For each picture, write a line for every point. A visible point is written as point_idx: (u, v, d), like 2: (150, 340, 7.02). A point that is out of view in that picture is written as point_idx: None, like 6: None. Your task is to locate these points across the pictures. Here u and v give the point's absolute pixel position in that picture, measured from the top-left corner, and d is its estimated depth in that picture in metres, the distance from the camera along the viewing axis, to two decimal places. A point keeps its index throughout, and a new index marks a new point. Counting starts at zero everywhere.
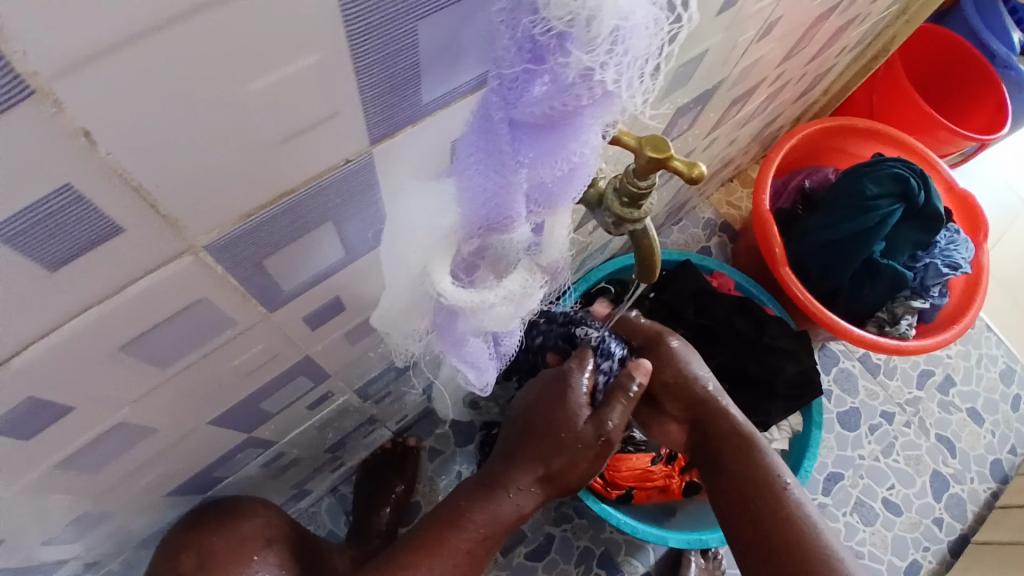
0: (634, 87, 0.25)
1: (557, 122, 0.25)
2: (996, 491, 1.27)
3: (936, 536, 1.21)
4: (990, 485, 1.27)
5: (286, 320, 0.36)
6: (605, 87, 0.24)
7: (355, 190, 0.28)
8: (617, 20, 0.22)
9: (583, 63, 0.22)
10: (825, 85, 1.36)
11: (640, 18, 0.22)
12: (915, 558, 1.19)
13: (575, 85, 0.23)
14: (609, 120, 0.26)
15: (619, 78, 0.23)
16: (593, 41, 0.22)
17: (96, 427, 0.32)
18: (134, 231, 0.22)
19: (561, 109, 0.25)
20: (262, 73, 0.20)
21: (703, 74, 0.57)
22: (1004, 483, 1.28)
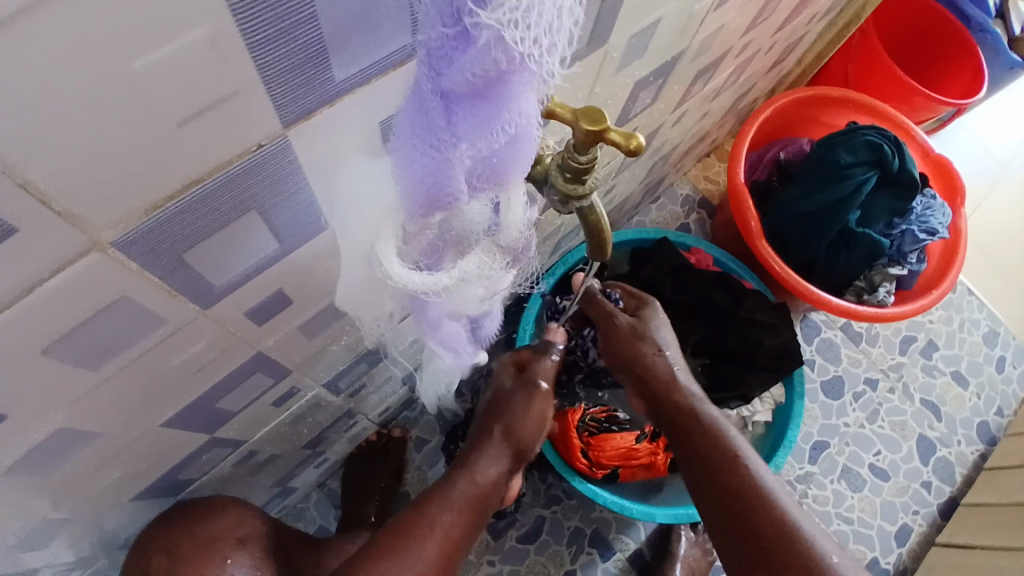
0: (553, 48, 0.23)
1: (486, 90, 0.24)
2: (984, 453, 1.28)
3: (924, 499, 1.23)
4: (978, 447, 1.29)
5: (228, 315, 0.35)
6: (524, 50, 0.22)
7: (279, 175, 0.27)
8: None
9: (495, 26, 0.21)
10: (798, 54, 1.35)
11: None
12: (903, 521, 1.21)
13: (494, 48, 0.22)
14: (541, 80, 0.25)
15: (536, 39, 0.22)
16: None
17: (33, 434, 0.31)
18: (32, 229, 0.21)
19: (490, 73, 0.23)
20: (144, 53, 0.19)
21: (660, 45, 0.56)
22: (992, 445, 1.30)
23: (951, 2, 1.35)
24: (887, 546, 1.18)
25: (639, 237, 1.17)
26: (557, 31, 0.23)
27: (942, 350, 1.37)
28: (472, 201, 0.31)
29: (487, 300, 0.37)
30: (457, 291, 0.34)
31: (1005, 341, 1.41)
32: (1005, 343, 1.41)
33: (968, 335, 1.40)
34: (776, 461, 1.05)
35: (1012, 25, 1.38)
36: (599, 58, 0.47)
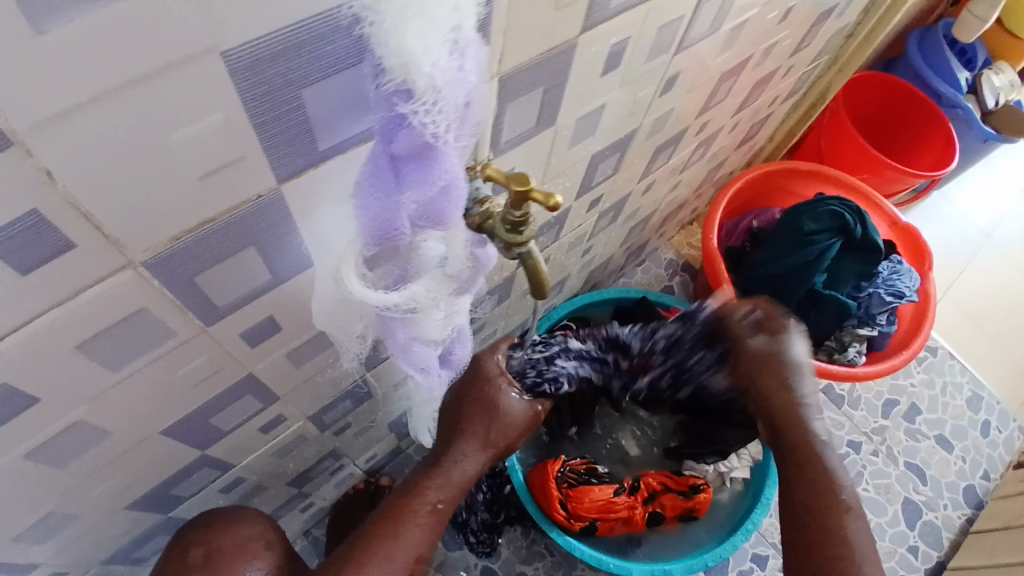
0: (462, 129, 0.32)
1: (419, 152, 0.32)
2: (971, 517, 1.29)
3: (911, 564, 1.23)
4: (965, 511, 1.30)
5: (224, 335, 0.42)
6: (440, 130, 0.31)
7: (272, 220, 0.36)
8: (431, 78, 0.28)
9: (415, 112, 0.29)
10: (767, 132, 1.48)
11: (448, 77, 0.29)
12: None
13: (418, 126, 0.30)
14: (460, 149, 0.33)
15: (449, 124, 0.31)
16: (418, 95, 0.29)
17: (53, 424, 0.37)
18: (84, 247, 0.29)
19: (420, 142, 0.31)
20: (179, 128, 0.27)
21: (611, 124, 0.66)
22: (979, 509, 1.30)
23: (922, 81, 1.49)
24: None
25: (622, 295, 1.28)
26: (464, 117, 0.32)
27: (925, 413, 1.40)
28: (422, 235, 0.38)
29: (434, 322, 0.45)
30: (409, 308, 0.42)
31: (990, 405, 1.45)
32: (989, 407, 1.44)
33: (951, 399, 1.44)
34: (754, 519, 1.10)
35: (985, 99, 1.51)
36: (550, 136, 0.56)
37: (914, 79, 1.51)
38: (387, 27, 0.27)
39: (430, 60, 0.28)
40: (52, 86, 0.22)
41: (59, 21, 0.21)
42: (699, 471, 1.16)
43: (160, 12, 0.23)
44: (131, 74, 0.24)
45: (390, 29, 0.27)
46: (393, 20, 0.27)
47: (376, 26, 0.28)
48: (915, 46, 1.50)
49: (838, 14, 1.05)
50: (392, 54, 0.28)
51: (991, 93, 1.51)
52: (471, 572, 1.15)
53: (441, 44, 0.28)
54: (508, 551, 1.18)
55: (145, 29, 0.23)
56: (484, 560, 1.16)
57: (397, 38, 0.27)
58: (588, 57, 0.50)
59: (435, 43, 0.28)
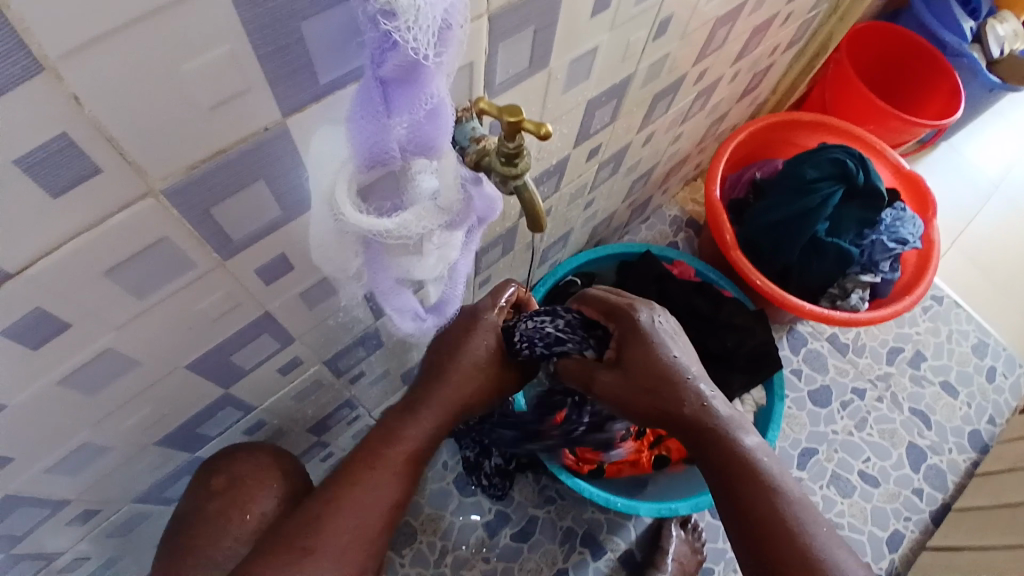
0: (446, 50, 0.34)
1: (406, 76, 0.34)
2: (976, 461, 1.32)
3: (916, 506, 1.26)
4: (970, 454, 1.33)
5: (240, 270, 0.45)
6: (425, 51, 0.32)
7: (279, 152, 0.38)
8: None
9: (398, 33, 0.31)
10: (771, 82, 1.46)
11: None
12: (895, 528, 1.24)
13: (402, 49, 0.32)
14: (444, 71, 0.35)
15: (433, 44, 0.32)
16: (402, 17, 0.31)
17: (86, 350, 0.41)
18: (109, 173, 0.31)
19: (406, 63, 0.33)
20: (192, 59, 0.30)
21: (603, 70, 0.67)
22: (984, 453, 1.33)
23: (928, 30, 1.46)
24: (879, 551, 1.22)
25: (624, 249, 1.29)
26: (448, 38, 0.33)
27: (930, 360, 1.42)
28: (413, 160, 0.41)
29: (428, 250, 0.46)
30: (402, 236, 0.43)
31: (996, 351, 1.46)
32: (996, 353, 1.45)
33: (957, 346, 1.45)
34: None
35: (990, 48, 1.48)
36: (544, 79, 0.58)
37: (918, 28, 1.48)
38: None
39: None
40: (75, 15, 0.25)
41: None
42: None
43: None
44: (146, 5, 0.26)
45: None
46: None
47: None
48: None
49: None
50: None
51: (996, 43, 1.48)
52: (485, 517, 1.20)
53: None
54: (520, 496, 1.22)
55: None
56: (498, 504, 1.21)
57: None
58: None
59: None
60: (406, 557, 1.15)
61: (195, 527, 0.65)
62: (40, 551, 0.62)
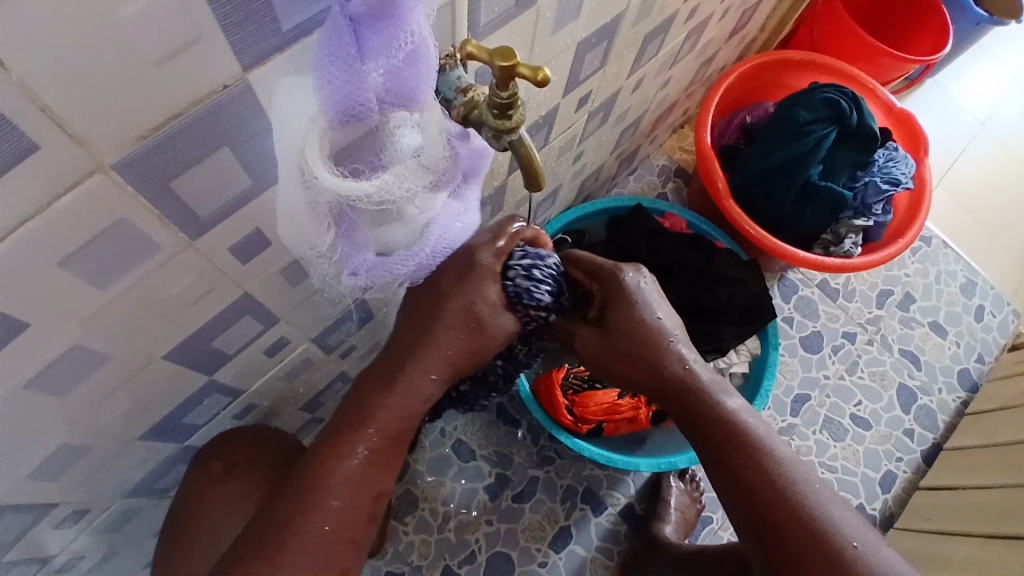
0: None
1: (383, 10, 0.30)
2: (966, 400, 1.34)
3: (907, 446, 1.28)
4: (960, 394, 1.34)
5: (213, 249, 0.41)
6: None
7: (242, 115, 0.33)
8: None
9: None
10: (759, 20, 1.39)
11: None
12: (887, 468, 1.26)
13: None
14: (424, 8, 0.31)
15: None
16: None
17: (51, 350, 0.37)
18: (49, 148, 0.27)
19: None
20: (126, 3, 0.25)
21: (593, 7, 0.61)
22: (973, 392, 1.35)
23: None
24: (873, 492, 1.24)
25: (615, 204, 1.26)
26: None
27: (919, 301, 1.42)
28: (390, 115, 0.36)
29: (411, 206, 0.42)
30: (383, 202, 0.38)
31: (983, 290, 1.46)
32: (983, 292, 1.46)
33: (946, 286, 1.45)
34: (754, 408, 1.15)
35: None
36: (533, 19, 0.53)
37: None
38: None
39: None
40: None
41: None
42: None
43: None
44: None
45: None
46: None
47: None
48: None
49: None
50: None
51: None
52: (485, 480, 1.19)
53: None
54: (520, 458, 1.21)
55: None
56: (498, 467, 1.20)
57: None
58: None
59: None
60: (409, 524, 1.15)
61: (194, 508, 0.66)
62: (35, 554, 0.60)
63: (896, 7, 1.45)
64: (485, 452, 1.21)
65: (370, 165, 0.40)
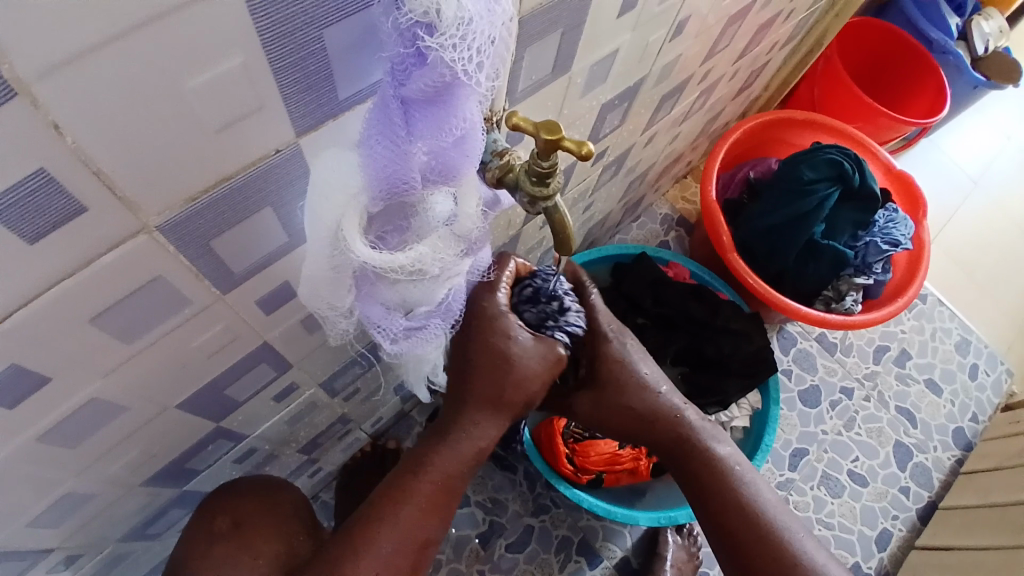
0: (486, 72, 0.30)
1: (438, 97, 0.29)
2: (961, 458, 1.32)
3: (903, 504, 1.26)
4: (955, 453, 1.32)
5: (241, 302, 0.40)
6: (465, 66, 0.28)
7: (289, 177, 0.33)
8: (460, 14, 0.26)
9: (436, 48, 0.27)
10: (764, 80, 1.43)
11: (476, 13, 0.27)
12: (884, 526, 1.23)
13: (440, 65, 0.28)
14: (480, 95, 0.31)
15: (475, 60, 0.28)
16: (443, 29, 0.26)
17: (69, 402, 0.36)
18: (97, 210, 0.26)
19: (440, 84, 0.29)
20: (196, 76, 0.24)
21: (620, 72, 0.63)
22: (967, 450, 1.33)
23: (913, 27, 1.45)
24: (868, 551, 1.20)
25: (619, 252, 1.25)
26: (489, 60, 0.30)
27: (915, 358, 1.41)
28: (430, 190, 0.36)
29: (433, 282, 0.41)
30: (413, 271, 0.38)
31: (977, 349, 1.45)
32: (977, 351, 1.45)
33: (940, 344, 1.45)
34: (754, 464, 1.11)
35: (974, 46, 1.48)
36: (564, 85, 0.54)
37: (904, 25, 1.47)
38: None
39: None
40: (47, 27, 0.19)
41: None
42: None
43: None
44: (142, 13, 0.21)
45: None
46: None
47: None
48: None
49: None
50: None
51: (981, 41, 1.48)
52: (479, 528, 1.16)
53: None
54: (516, 505, 1.18)
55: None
56: (492, 515, 1.17)
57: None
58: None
59: None
60: None
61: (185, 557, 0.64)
62: None
63: (894, 70, 1.50)
64: (479, 498, 1.18)
65: (394, 231, 0.39)
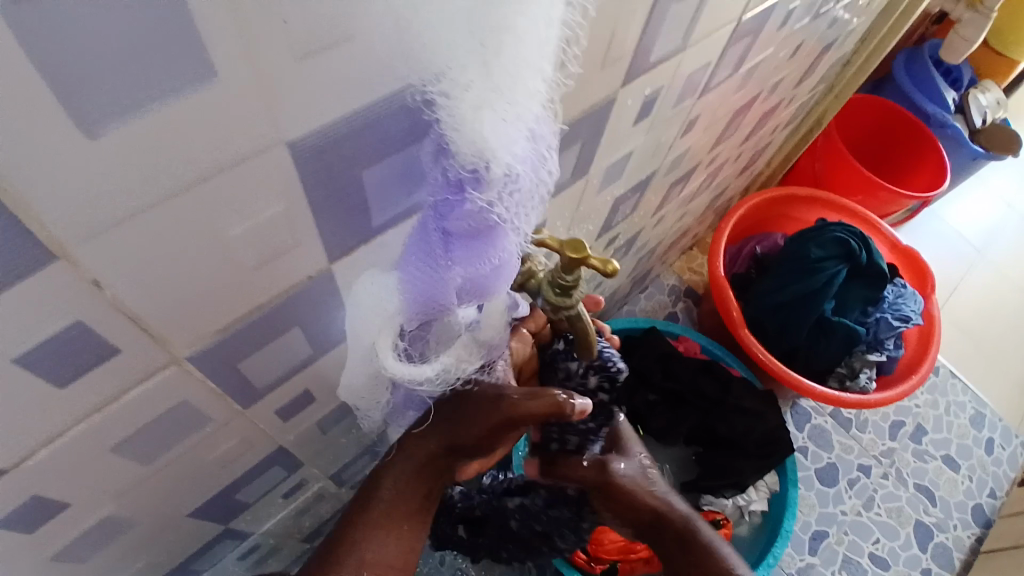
0: (526, 212, 0.30)
1: (479, 234, 0.30)
2: (981, 537, 1.25)
3: None
4: (974, 530, 1.26)
5: (261, 413, 0.40)
6: (507, 211, 0.29)
7: (319, 299, 0.34)
8: (507, 167, 0.27)
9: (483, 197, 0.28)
10: (767, 159, 1.46)
11: (523, 165, 0.28)
12: None
13: (485, 209, 0.28)
14: (520, 230, 0.31)
15: (516, 204, 0.29)
16: (490, 180, 0.27)
17: (82, 525, 0.35)
18: (128, 350, 0.26)
19: (482, 223, 0.29)
20: (238, 223, 0.25)
21: (634, 167, 0.64)
22: (987, 528, 1.26)
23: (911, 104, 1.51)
24: None
25: (628, 326, 1.22)
26: (529, 202, 0.30)
27: (931, 434, 1.36)
28: (461, 307, 0.36)
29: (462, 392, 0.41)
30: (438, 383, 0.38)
31: (992, 423, 1.41)
32: (992, 425, 1.41)
33: (955, 417, 1.40)
34: (774, 552, 1.05)
35: (972, 119, 1.51)
36: (581, 186, 0.55)
37: (901, 101, 1.52)
38: (462, 107, 0.25)
39: (508, 146, 0.26)
40: (101, 197, 0.20)
41: (114, 123, 0.19)
42: (716, 505, 1.11)
43: (222, 102, 0.20)
44: (191, 178, 0.22)
45: (466, 115, 0.25)
46: (472, 103, 0.25)
47: (447, 108, 0.25)
48: (903, 71, 1.51)
49: (839, 48, 1.04)
50: (469, 141, 0.26)
51: (978, 113, 1.51)
52: None
53: (523, 132, 0.26)
54: None
55: (196, 121, 0.20)
56: None
57: (474, 122, 0.25)
58: (625, 107, 0.49)
59: (515, 132, 0.26)
60: None
61: None
62: None
63: (892, 147, 1.53)
64: None
65: (422, 338, 0.39)
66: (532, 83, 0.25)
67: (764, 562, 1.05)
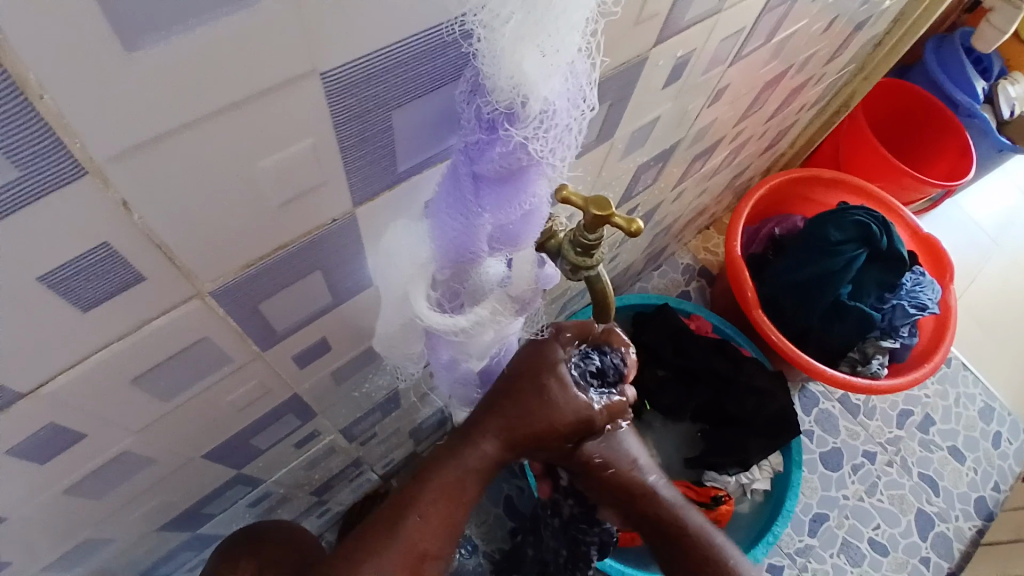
0: (560, 155, 0.30)
1: (512, 177, 0.29)
2: (982, 528, 1.25)
3: None
4: (976, 523, 1.25)
5: (278, 359, 0.40)
6: (541, 153, 0.28)
7: (342, 244, 0.33)
8: (543, 106, 0.26)
9: (519, 138, 0.27)
10: (791, 139, 1.43)
11: (560, 105, 0.27)
12: None
13: (519, 151, 0.28)
14: (552, 173, 0.31)
15: (552, 147, 0.28)
16: (526, 120, 0.27)
17: (102, 455, 0.35)
18: (154, 279, 0.26)
19: (515, 166, 0.29)
20: (268, 155, 0.25)
21: (658, 136, 0.63)
22: (989, 520, 1.26)
23: (940, 89, 1.46)
24: None
25: (641, 302, 1.22)
26: (563, 144, 0.29)
27: (939, 424, 1.35)
28: (491, 257, 0.36)
29: (493, 343, 0.42)
30: (472, 335, 0.39)
31: (1001, 416, 1.40)
32: (1001, 418, 1.39)
33: (964, 409, 1.39)
34: (774, 531, 1.06)
35: (1001, 109, 1.46)
36: (605, 150, 0.54)
37: (931, 86, 1.48)
38: (501, 42, 0.24)
39: (546, 84, 0.26)
40: (134, 114, 0.20)
41: (150, 37, 0.18)
42: (720, 482, 1.12)
43: (258, 24, 0.20)
44: (223, 101, 0.21)
45: (505, 47, 0.24)
46: (512, 37, 0.24)
47: (485, 41, 0.25)
48: (932, 55, 1.45)
49: (875, 25, 1.00)
50: (506, 77, 0.25)
51: (1007, 104, 1.46)
52: None
53: (561, 68, 0.26)
54: None
55: (232, 43, 0.20)
56: None
57: (512, 56, 0.25)
58: (655, 69, 0.47)
59: (554, 68, 0.25)
60: None
61: None
62: None
63: (919, 131, 1.49)
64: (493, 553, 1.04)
65: (452, 293, 0.38)
66: (573, 16, 0.24)
67: (764, 539, 1.06)
